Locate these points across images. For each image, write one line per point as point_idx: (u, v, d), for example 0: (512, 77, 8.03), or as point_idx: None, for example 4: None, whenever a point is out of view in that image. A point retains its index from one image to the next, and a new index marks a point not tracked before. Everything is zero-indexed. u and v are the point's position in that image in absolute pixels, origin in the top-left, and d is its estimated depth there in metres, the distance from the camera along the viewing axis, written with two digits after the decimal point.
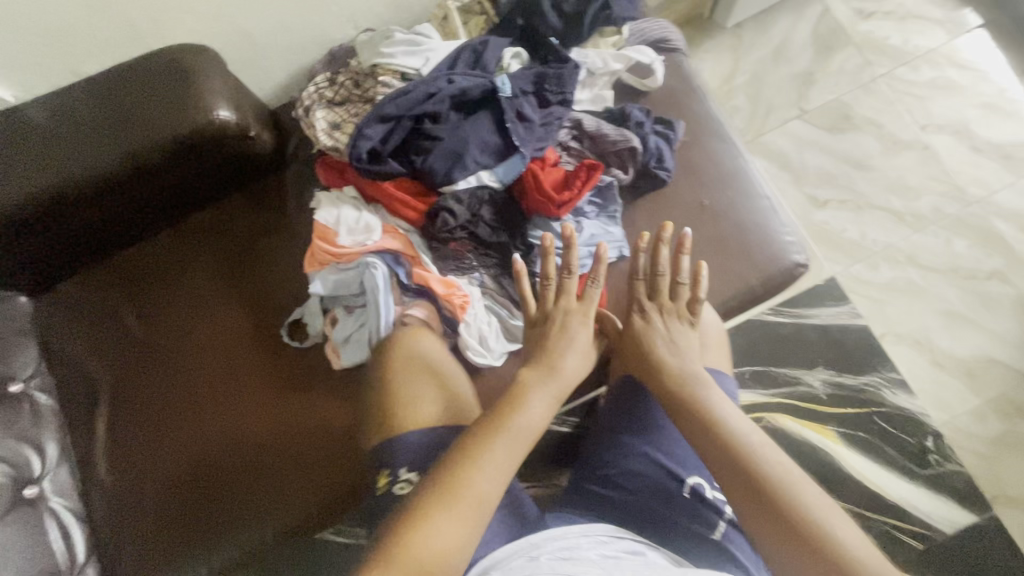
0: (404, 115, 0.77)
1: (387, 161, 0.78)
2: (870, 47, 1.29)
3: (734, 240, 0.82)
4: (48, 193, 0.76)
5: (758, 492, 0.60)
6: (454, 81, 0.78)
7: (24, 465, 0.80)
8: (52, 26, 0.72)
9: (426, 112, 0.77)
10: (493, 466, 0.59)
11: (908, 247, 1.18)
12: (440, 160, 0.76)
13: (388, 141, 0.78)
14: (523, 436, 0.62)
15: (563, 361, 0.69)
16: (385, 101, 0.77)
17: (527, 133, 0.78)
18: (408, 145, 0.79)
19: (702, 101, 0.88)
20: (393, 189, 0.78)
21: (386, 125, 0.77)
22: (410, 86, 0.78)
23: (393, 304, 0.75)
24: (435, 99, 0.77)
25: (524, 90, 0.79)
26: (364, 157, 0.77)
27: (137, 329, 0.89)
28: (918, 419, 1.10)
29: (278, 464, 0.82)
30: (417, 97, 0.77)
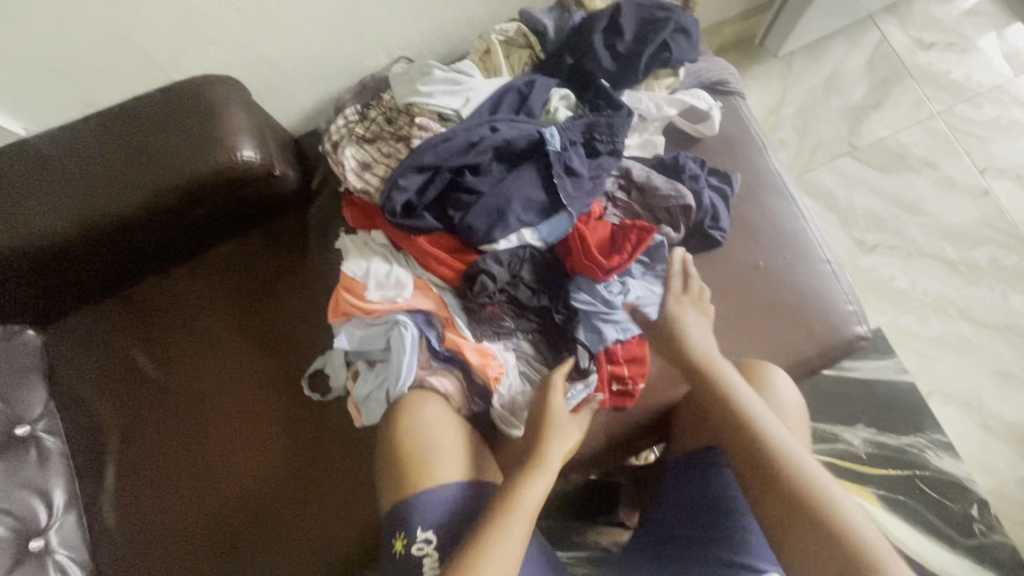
0: (443, 166, 0.71)
1: (423, 214, 0.72)
2: (929, 80, 1.21)
3: (791, 307, 0.76)
4: (61, 233, 0.71)
5: (790, 505, 0.59)
6: (498, 129, 0.72)
7: (30, 515, 0.76)
8: (66, 58, 0.67)
9: (467, 164, 0.71)
10: (503, 557, 0.56)
11: (960, 299, 1.12)
12: (481, 218, 0.70)
13: (424, 194, 0.72)
14: (519, 527, 0.58)
15: (554, 448, 0.64)
16: (423, 151, 0.71)
17: (576, 189, 0.72)
18: (446, 198, 0.73)
19: (757, 152, 0.83)
20: (428, 245, 0.73)
21: (423, 176, 0.72)
22: (450, 133, 0.72)
23: (417, 364, 0.70)
24: (478, 149, 0.71)
25: (572, 141, 0.73)
26: (399, 211, 0.71)
27: (150, 369, 0.84)
28: (964, 484, 1.04)
29: (298, 523, 0.78)
30: (458, 147, 0.71)
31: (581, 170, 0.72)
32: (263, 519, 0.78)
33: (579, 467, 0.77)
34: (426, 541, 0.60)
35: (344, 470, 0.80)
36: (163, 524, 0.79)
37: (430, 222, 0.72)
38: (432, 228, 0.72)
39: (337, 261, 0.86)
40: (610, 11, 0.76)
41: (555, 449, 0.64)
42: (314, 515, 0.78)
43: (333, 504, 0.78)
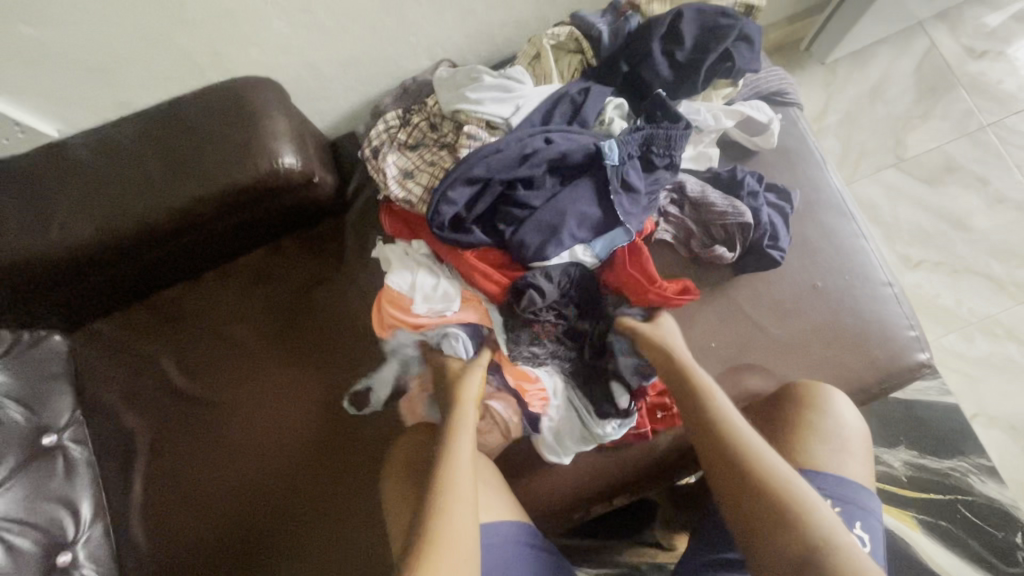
0: (495, 179, 0.68)
1: (472, 229, 0.70)
2: (979, 90, 1.17)
3: (850, 331, 0.73)
4: (91, 240, 0.68)
5: (761, 507, 0.54)
6: (552, 141, 0.69)
7: (57, 529, 0.74)
8: (104, 58, 0.64)
9: (519, 178, 0.68)
10: (455, 497, 0.57)
11: (1008, 319, 1.08)
12: (531, 232, 0.68)
13: (474, 208, 0.70)
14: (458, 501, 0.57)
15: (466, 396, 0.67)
16: (472, 162, 0.68)
17: (632, 205, 0.70)
18: (495, 211, 0.71)
19: (816, 167, 0.79)
20: (475, 260, 0.71)
21: (472, 188, 0.69)
22: (502, 143, 0.69)
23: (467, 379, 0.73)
24: (531, 161, 0.68)
25: (630, 154, 0.70)
26: (447, 225, 0.69)
27: (178, 378, 0.82)
28: (1009, 511, 1.01)
29: (328, 542, 0.75)
30: (511, 159, 0.68)
31: (638, 186, 0.69)
32: (293, 536, 0.76)
33: (623, 494, 0.74)
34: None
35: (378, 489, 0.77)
36: (190, 540, 0.77)
37: (478, 236, 0.70)
38: (481, 243, 0.70)
39: (374, 271, 0.83)
40: (670, 17, 0.72)
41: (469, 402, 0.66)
42: (344, 535, 0.75)
43: (365, 523, 0.75)
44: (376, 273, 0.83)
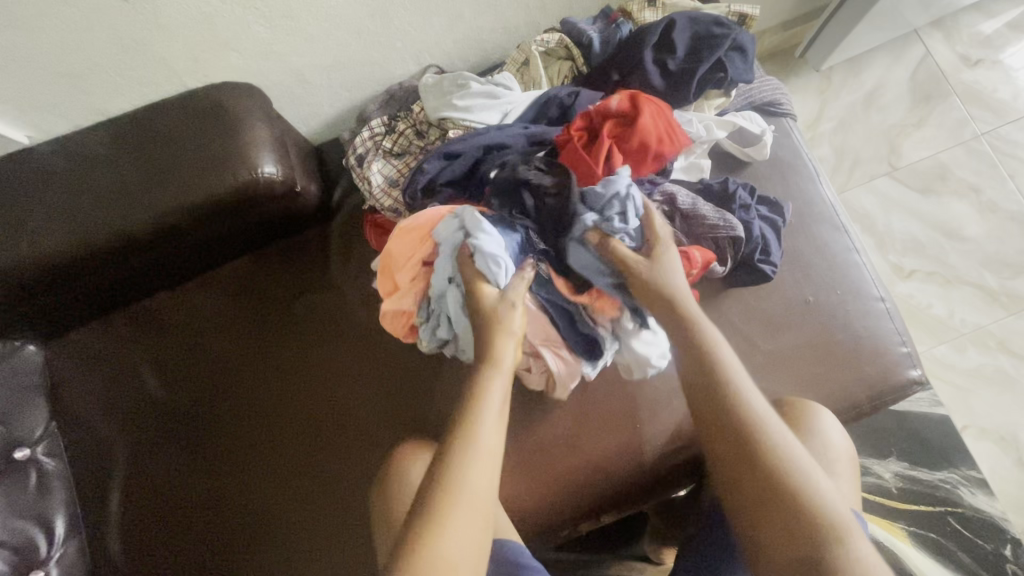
0: (470, 153, 0.68)
1: (442, 193, 0.69)
2: (974, 99, 1.16)
3: (842, 348, 0.72)
4: (61, 252, 0.65)
5: (769, 500, 0.54)
6: (531, 129, 0.70)
7: (29, 547, 0.72)
8: (74, 64, 0.61)
9: (495, 153, 0.68)
10: (478, 460, 0.55)
11: (1000, 330, 1.08)
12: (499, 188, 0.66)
13: (449, 178, 0.68)
14: (485, 456, 0.56)
15: (489, 379, 0.60)
16: (454, 139, 0.69)
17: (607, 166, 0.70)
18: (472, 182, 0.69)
19: (809, 178, 0.78)
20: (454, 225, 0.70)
21: (450, 162, 0.69)
22: (483, 128, 0.70)
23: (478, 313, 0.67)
24: (508, 139, 0.69)
25: None
26: (419, 192, 0.69)
27: (156, 386, 0.80)
28: (998, 524, 1.01)
29: (308, 554, 0.74)
30: (488, 138, 0.68)
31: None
32: (272, 546, 0.74)
33: (610, 510, 0.74)
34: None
35: (359, 502, 0.75)
36: (168, 550, 0.75)
37: (450, 202, 0.69)
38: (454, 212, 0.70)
39: (359, 281, 0.82)
40: (662, 25, 0.71)
41: (498, 380, 0.60)
42: (324, 547, 0.74)
43: (345, 534, 0.74)
44: (360, 284, 0.82)
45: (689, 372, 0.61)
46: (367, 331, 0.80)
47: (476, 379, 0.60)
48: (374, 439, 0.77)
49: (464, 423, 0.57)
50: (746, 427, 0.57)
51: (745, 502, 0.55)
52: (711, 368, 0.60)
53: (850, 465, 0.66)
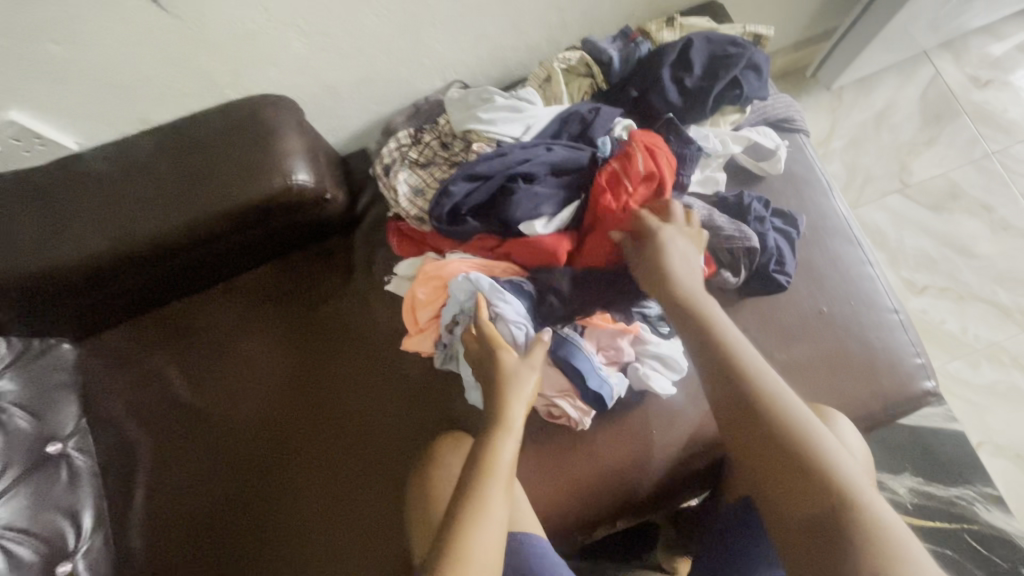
0: (496, 176, 0.68)
1: (468, 219, 0.70)
2: (984, 119, 1.18)
3: (855, 358, 0.73)
4: (100, 254, 0.68)
5: (788, 467, 0.55)
6: (554, 150, 0.70)
7: (58, 538, 0.73)
8: (125, 76, 0.65)
9: (520, 175, 0.68)
10: (485, 520, 0.56)
11: (1014, 346, 1.08)
12: (526, 214, 0.67)
13: (476, 201, 0.69)
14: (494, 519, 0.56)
15: (499, 449, 0.60)
16: (478, 161, 0.69)
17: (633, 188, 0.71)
18: (496, 203, 0.69)
19: (822, 192, 0.80)
20: (478, 245, 0.71)
21: (474, 183, 0.69)
22: (506, 148, 0.71)
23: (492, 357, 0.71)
24: (533, 160, 0.69)
25: None
26: (445, 216, 0.69)
27: (181, 387, 0.82)
28: (1016, 541, 1.00)
29: (333, 561, 0.74)
30: (512, 159, 0.69)
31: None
32: (299, 554, 0.75)
33: (626, 514, 0.75)
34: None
35: (385, 508, 0.76)
36: (195, 556, 0.76)
37: (477, 226, 0.70)
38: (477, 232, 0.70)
39: (381, 286, 0.84)
40: (679, 45, 0.74)
41: (507, 448, 0.60)
42: (351, 553, 0.74)
43: (371, 542, 0.74)
44: (383, 289, 0.84)
45: (711, 370, 0.61)
46: (389, 335, 0.82)
47: (486, 443, 0.60)
48: (399, 446, 0.78)
49: (472, 490, 0.57)
50: (758, 400, 0.58)
51: (765, 478, 0.57)
52: (725, 344, 0.61)
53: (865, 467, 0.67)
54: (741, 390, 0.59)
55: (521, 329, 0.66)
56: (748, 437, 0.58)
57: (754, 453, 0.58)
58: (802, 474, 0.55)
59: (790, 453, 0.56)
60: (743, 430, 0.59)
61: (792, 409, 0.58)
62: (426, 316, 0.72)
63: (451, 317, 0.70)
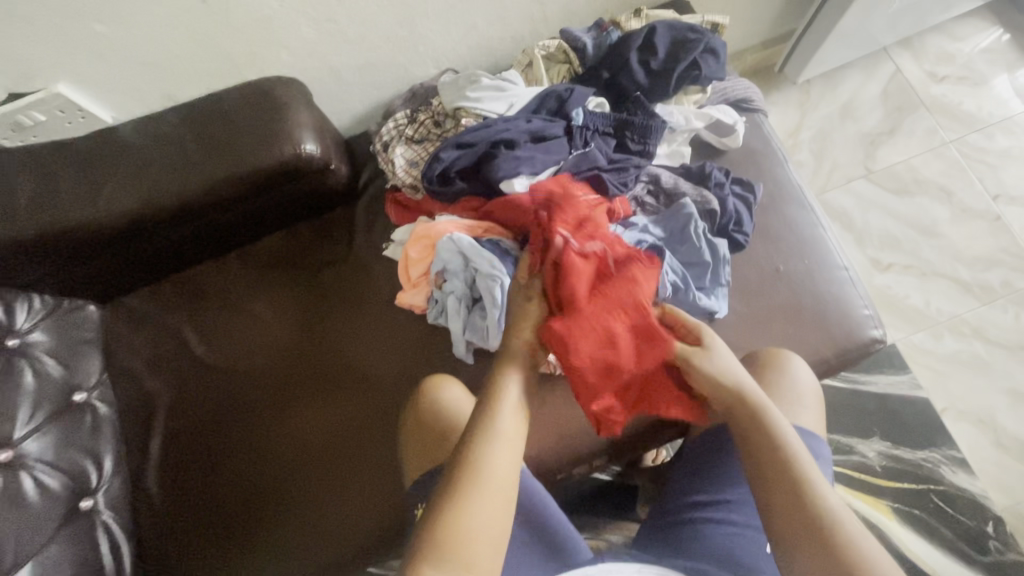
0: (480, 143, 0.78)
1: (456, 181, 0.79)
2: (942, 110, 1.27)
3: (809, 310, 0.80)
4: (129, 212, 0.77)
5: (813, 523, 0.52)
6: (533, 121, 0.79)
7: (81, 475, 0.80)
8: (157, 56, 0.75)
9: (502, 141, 0.77)
10: (501, 438, 0.57)
11: (974, 319, 1.15)
12: (506, 174, 0.76)
13: (462, 165, 0.78)
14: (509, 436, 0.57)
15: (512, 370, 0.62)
16: (465, 131, 0.79)
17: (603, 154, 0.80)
18: (481, 167, 0.78)
19: (779, 164, 0.88)
20: (465, 206, 0.80)
21: (461, 150, 0.78)
22: (490, 120, 0.80)
23: (477, 313, 0.77)
24: (514, 128, 0.78)
25: (599, 129, 0.81)
26: (435, 178, 0.79)
27: (197, 344, 0.90)
28: (979, 501, 1.05)
29: (332, 508, 0.81)
30: (495, 129, 0.78)
31: (600, 162, 0.78)
32: (302, 504, 0.82)
33: (603, 454, 0.81)
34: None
35: (380, 458, 0.83)
36: (205, 499, 0.83)
37: (463, 187, 0.79)
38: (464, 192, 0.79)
39: (380, 252, 0.92)
40: (644, 31, 0.83)
41: (519, 372, 0.62)
42: (349, 502, 0.81)
43: (368, 490, 0.82)
44: (381, 254, 0.92)
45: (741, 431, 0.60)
46: (386, 295, 0.90)
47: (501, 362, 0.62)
48: (393, 399, 0.85)
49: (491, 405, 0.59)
50: (803, 486, 0.54)
51: (794, 528, 0.53)
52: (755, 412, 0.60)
53: (814, 401, 0.73)
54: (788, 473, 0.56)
55: (500, 289, 0.73)
56: (798, 529, 0.53)
57: (801, 545, 0.52)
58: (839, 568, 0.50)
59: (829, 545, 0.51)
60: (787, 515, 0.54)
61: (839, 505, 0.53)
62: (418, 271, 0.80)
63: (440, 271, 0.77)
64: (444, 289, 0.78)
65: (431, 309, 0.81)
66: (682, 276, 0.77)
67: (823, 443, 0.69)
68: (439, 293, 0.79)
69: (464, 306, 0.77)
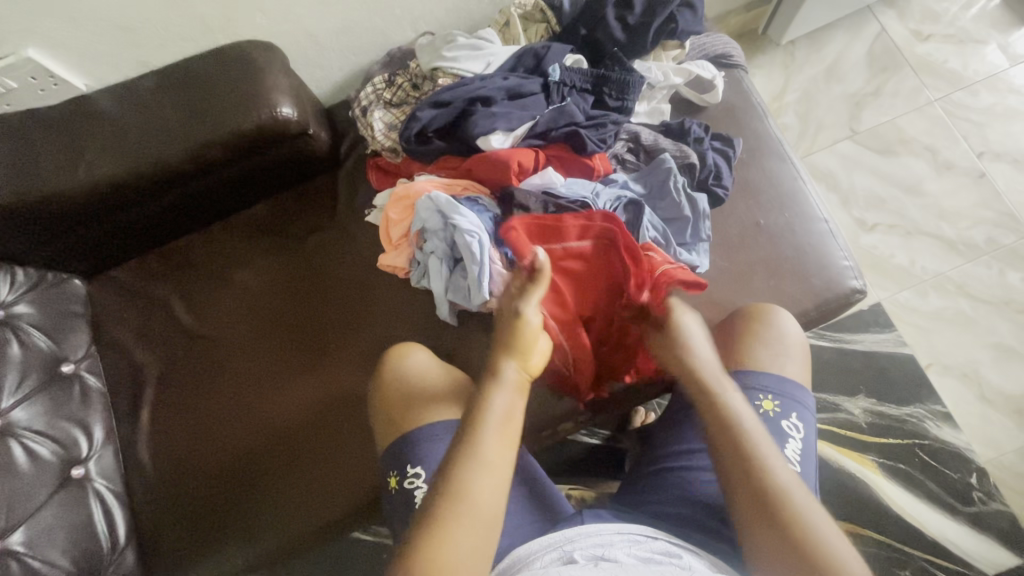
0: (457, 100, 0.77)
1: (434, 141, 0.79)
2: (927, 69, 1.27)
3: (790, 262, 0.81)
4: (108, 181, 0.77)
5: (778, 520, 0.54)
6: (509, 78, 0.79)
7: (72, 445, 0.81)
8: (128, 20, 0.74)
9: (478, 98, 0.77)
10: (483, 462, 0.57)
11: (959, 276, 1.16)
12: (482, 131, 0.76)
13: (440, 125, 0.78)
14: (494, 461, 0.58)
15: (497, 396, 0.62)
16: (442, 90, 0.79)
17: (580, 111, 0.80)
18: (459, 125, 0.78)
19: (759, 119, 0.88)
20: (445, 165, 0.80)
21: (438, 108, 0.78)
22: (467, 79, 0.80)
23: (458, 272, 0.77)
24: (490, 85, 0.78)
25: (576, 85, 0.81)
26: (413, 138, 0.79)
27: (184, 315, 0.90)
28: (963, 454, 1.07)
29: (318, 471, 0.82)
30: (471, 86, 0.78)
31: (577, 118, 0.79)
32: (290, 470, 0.83)
33: (586, 411, 0.79)
34: (415, 476, 0.68)
35: (365, 422, 0.84)
36: (195, 471, 0.84)
37: (441, 146, 0.79)
38: (442, 151, 0.79)
39: (363, 219, 0.92)
40: None
41: (501, 395, 0.62)
42: (335, 465, 0.82)
43: (353, 453, 0.83)
44: (363, 221, 0.92)
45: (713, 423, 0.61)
46: (369, 262, 0.90)
47: (484, 394, 0.62)
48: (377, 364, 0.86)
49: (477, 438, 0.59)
50: (764, 482, 0.56)
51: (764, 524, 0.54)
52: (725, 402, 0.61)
53: (800, 353, 0.72)
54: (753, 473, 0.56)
55: (476, 243, 0.73)
56: (763, 525, 0.54)
57: (766, 538, 0.54)
58: (803, 561, 0.52)
59: (788, 533, 0.53)
60: (750, 508, 0.55)
61: (794, 492, 0.55)
62: (398, 232, 0.80)
63: (420, 231, 0.78)
64: (425, 250, 0.79)
65: (414, 271, 0.82)
66: (663, 233, 0.78)
67: (807, 394, 0.69)
68: (420, 254, 0.80)
69: (445, 266, 0.77)
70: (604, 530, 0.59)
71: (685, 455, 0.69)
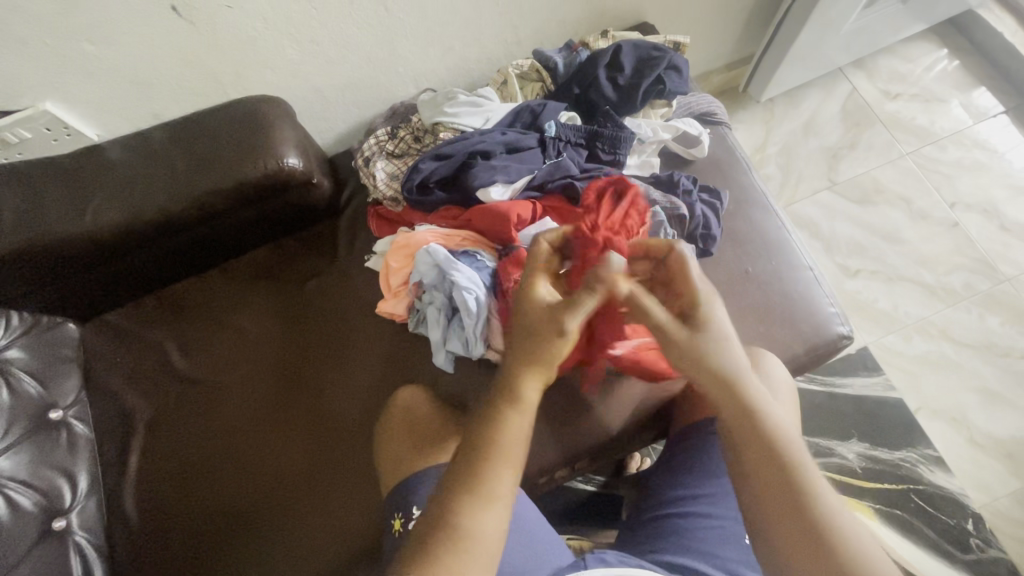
0: (457, 153, 0.82)
1: (435, 190, 0.83)
2: (897, 125, 1.35)
3: (780, 309, 0.83)
4: (116, 227, 0.79)
5: (789, 519, 0.51)
6: (507, 134, 0.83)
7: (55, 494, 0.79)
8: (145, 74, 0.78)
9: (477, 152, 0.81)
10: (474, 545, 0.50)
11: (940, 320, 1.19)
12: (482, 183, 0.79)
13: (441, 176, 0.82)
14: (489, 543, 0.51)
15: (513, 420, 0.54)
16: (443, 144, 0.83)
17: (576, 166, 0.84)
18: (459, 177, 0.82)
19: (743, 171, 0.93)
20: (444, 215, 0.84)
21: (440, 161, 0.82)
22: (467, 133, 0.84)
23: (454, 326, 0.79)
24: (489, 139, 0.82)
25: (571, 140, 0.85)
26: (415, 188, 0.82)
27: (177, 358, 0.90)
28: (958, 499, 1.07)
29: (314, 524, 0.80)
30: (471, 141, 0.82)
31: (572, 171, 0.82)
32: (276, 519, 0.80)
33: (584, 458, 0.80)
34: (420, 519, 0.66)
35: (357, 465, 0.82)
36: (180, 523, 0.81)
37: (441, 196, 0.83)
38: (442, 201, 0.83)
39: (362, 265, 0.94)
40: (612, 50, 0.88)
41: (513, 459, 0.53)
42: (327, 513, 0.80)
43: (346, 499, 0.81)
44: (363, 267, 0.94)
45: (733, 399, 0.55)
46: (368, 307, 0.91)
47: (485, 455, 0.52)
48: (372, 409, 0.85)
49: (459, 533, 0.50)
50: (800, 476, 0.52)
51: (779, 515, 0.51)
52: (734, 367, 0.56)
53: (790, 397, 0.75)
54: (783, 469, 0.52)
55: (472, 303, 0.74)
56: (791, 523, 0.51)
57: (790, 537, 0.50)
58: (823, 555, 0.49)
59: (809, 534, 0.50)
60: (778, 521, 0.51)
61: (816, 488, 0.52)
62: (397, 281, 0.82)
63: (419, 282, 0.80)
64: (424, 300, 0.81)
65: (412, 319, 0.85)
66: None
67: None
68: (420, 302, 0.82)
69: (444, 317, 0.79)
70: (610, 573, 0.57)
71: (680, 498, 0.68)
